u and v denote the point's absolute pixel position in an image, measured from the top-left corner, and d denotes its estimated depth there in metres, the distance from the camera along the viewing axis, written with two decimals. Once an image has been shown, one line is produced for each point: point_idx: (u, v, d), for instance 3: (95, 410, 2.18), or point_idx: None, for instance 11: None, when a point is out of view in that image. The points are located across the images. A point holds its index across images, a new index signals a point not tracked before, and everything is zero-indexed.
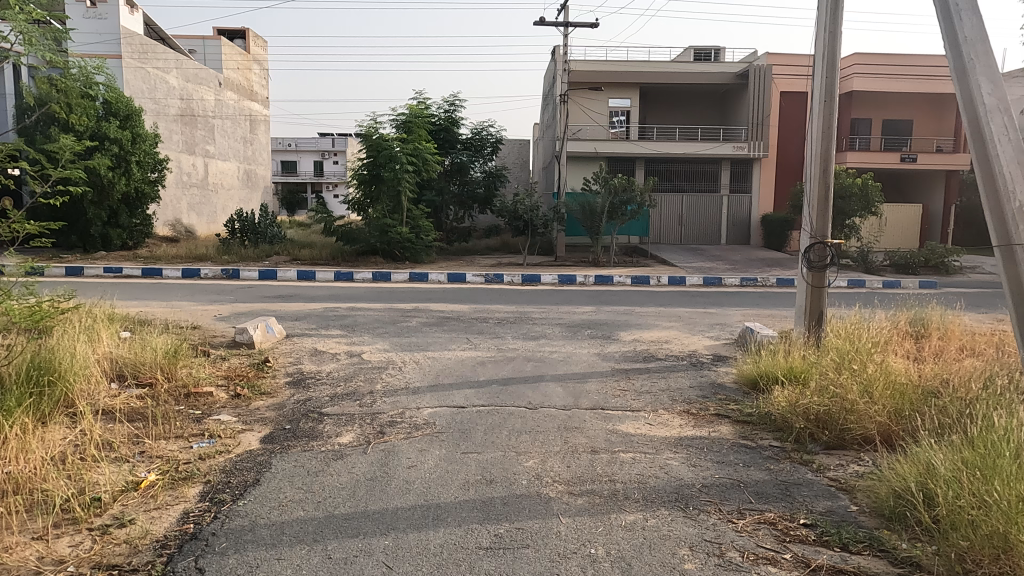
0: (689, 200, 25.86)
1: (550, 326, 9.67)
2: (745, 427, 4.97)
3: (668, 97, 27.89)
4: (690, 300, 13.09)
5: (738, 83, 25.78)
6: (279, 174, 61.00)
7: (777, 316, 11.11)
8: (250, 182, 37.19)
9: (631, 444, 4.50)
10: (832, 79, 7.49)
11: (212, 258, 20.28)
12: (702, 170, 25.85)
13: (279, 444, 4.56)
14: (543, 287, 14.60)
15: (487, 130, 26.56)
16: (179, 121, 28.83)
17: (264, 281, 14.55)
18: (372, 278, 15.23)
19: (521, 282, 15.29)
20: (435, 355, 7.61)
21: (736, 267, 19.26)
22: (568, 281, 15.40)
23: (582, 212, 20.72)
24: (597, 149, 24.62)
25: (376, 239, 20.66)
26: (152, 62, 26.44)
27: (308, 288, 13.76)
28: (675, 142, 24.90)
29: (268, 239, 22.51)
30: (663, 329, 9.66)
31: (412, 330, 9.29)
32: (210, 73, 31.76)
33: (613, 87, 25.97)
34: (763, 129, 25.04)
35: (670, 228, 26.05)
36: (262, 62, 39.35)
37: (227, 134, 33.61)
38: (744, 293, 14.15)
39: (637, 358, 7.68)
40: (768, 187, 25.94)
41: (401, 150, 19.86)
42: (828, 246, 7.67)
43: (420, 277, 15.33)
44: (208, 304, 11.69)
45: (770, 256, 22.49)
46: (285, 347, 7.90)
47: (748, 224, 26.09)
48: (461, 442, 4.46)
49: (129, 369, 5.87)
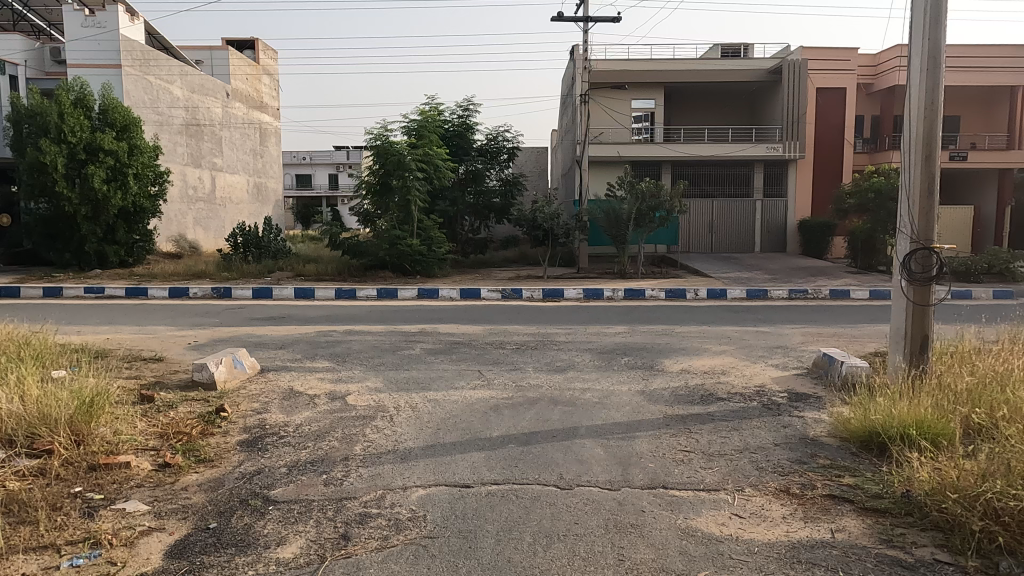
0: (721, 205, 24.16)
1: (580, 354, 8.07)
2: (881, 524, 3.36)
3: (694, 98, 26.34)
4: (736, 317, 11.44)
5: (769, 80, 24.21)
6: (294, 188, 60.26)
7: (845, 337, 9.41)
8: (261, 196, 36.24)
9: (720, 566, 2.91)
10: (937, 40, 5.86)
11: (211, 275, 19.05)
12: (734, 174, 24.16)
13: (188, 563, 3.04)
14: (566, 304, 13.04)
15: (503, 135, 25.06)
16: (184, 133, 27.76)
17: (257, 301, 13.18)
18: (377, 294, 13.76)
19: (542, 298, 13.73)
20: (438, 397, 6.06)
21: (777, 278, 17.53)
22: (594, 295, 13.80)
23: (606, 219, 19.32)
24: (620, 153, 23.19)
25: (385, 251, 19.11)
26: (154, 71, 25.38)
27: (304, 309, 12.35)
28: (704, 143, 23.32)
29: (271, 253, 21.26)
30: (714, 355, 8.06)
31: (415, 361, 7.75)
32: (217, 83, 30.84)
33: (637, 87, 24.49)
34: (797, 128, 23.42)
35: (700, 235, 24.32)
36: (273, 73, 38.47)
37: (235, 146, 32.67)
38: (795, 307, 12.49)
39: (692, 397, 6.07)
40: (805, 191, 24.22)
41: (412, 157, 18.61)
42: (936, 253, 6.00)
43: (430, 293, 13.83)
44: (185, 329, 10.27)
45: (811, 265, 20.72)
46: (253, 387, 6.40)
47: (784, 231, 24.33)
48: (460, 565, 2.91)
49: (23, 431, 4.39)
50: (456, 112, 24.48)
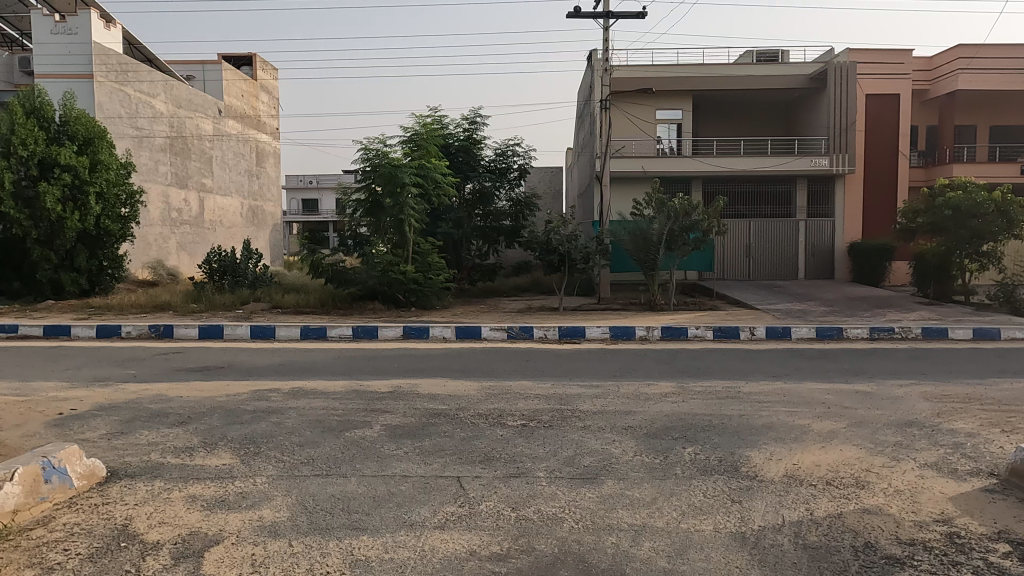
0: (759, 227, 21.43)
1: (617, 441, 5.30)
2: None
3: (725, 108, 23.75)
4: (818, 370, 8.63)
5: (812, 88, 21.56)
6: (300, 213, 58.33)
7: (993, 405, 6.61)
8: (256, 220, 34.02)
9: None
10: None
11: (175, 307, 16.58)
12: (774, 191, 21.42)
13: None
14: (590, 348, 10.28)
15: (513, 150, 22.53)
16: (168, 152, 25.62)
17: (202, 343, 10.56)
18: (352, 334, 11.07)
19: (559, 338, 10.98)
20: (371, 557, 3.31)
21: (839, 313, 14.69)
22: (623, 335, 11.01)
23: (632, 241, 16.65)
24: (646, 168, 20.59)
25: (374, 279, 16.39)
26: (133, 83, 23.37)
27: (255, 356, 9.68)
28: (740, 157, 20.68)
29: (249, 282, 18.74)
30: (825, 443, 5.27)
31: (363, 455, 5.01)
32: (208, 99, 28.83)
33: (662, 96, 21.96)
34: (846, 139, 20.70)
35: (735, 259, 21.53)
36: (272, 90, 36.52)
37: (227, 167, 30.61)
38: (887, 353, 9.68)
39: (842, 558, 3.30)
40: (855, 209, 21.43)
41: (408, 171, 16.10)
42: None
43: (419, 332, 11.12)
44: (78, 388, 7.63)
45: (871, 294, 17.87)
46: (62, 523, 3.71)
47: (831, 255, 21.53)
48: None
49: None
50: (462, 126, 22.00)
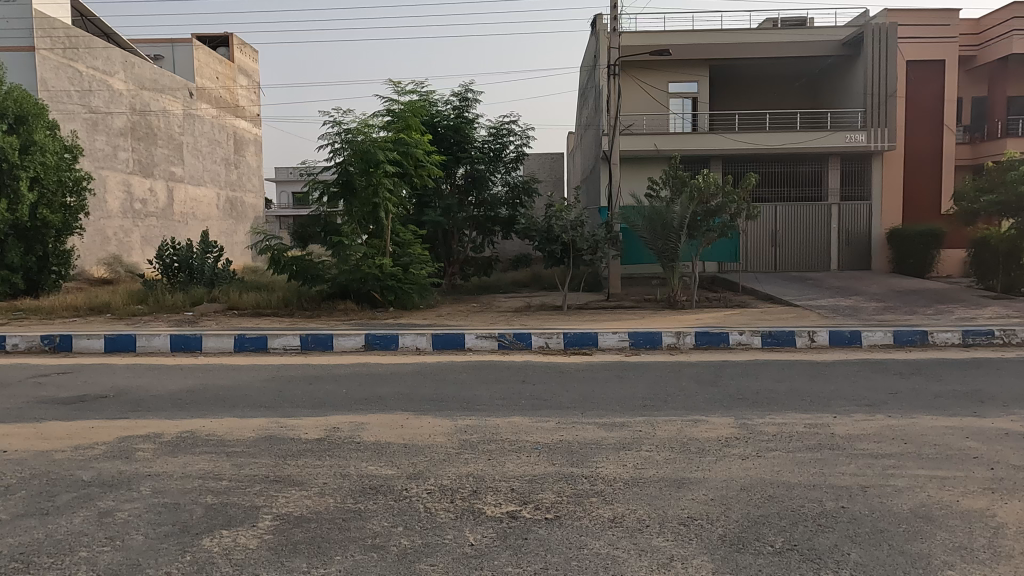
0: (786, 212, 19.02)
1: (676, 565, 2.92)
2: None
3: (745, 81, 21.32)
4: (925, 394, 6.24)
5: (845, 54, 19.14)
6: (289, 207, 55.74)
7: None
8: (235, 213, 31.63)
9: None
10: None
11: (113, 308, 14.21)
12: (803, 171, 19.00)
13: None
14: (606, 362, 7.88)
15: (508, 129, 19.67)
16: (129, 137, 23.25)
17: (104, 359, 8.18)
18: (300, 346, 8.66)
19: (564, 348, 8.57)
20: None
21: (896, 311, 12.29)
22: (646, 342, 8.61)
23: (649, 227, 14.28)
24: (658, 146, 18.19)
25: (344, 275, 14.01)
26: (85, 59, 21.01)
27: (163, 377, 7.30)
28: (765, 132, 18.24)
29: (205, 279, 16.35)
30: None
31: None
32: (177, 80, 26.39)
33: (675, 66, 19.54)
34: (886, 110, 18.26)
35: (760, 249, 19.14)
36: (250, 73, 34.03)
37: (200, 154, 28.25)
38: (1003, 365, 7.27)
39: None
40: (894, 191, 19.00)
41: (382, 147, 13.68)
42: None
43: (386, 343, 8.71)
44: None
45: (922, 287, 15.48)
46: None
47: (868, 243, 19.10)
48: None
49: None
50: (452, 103, 19.53)
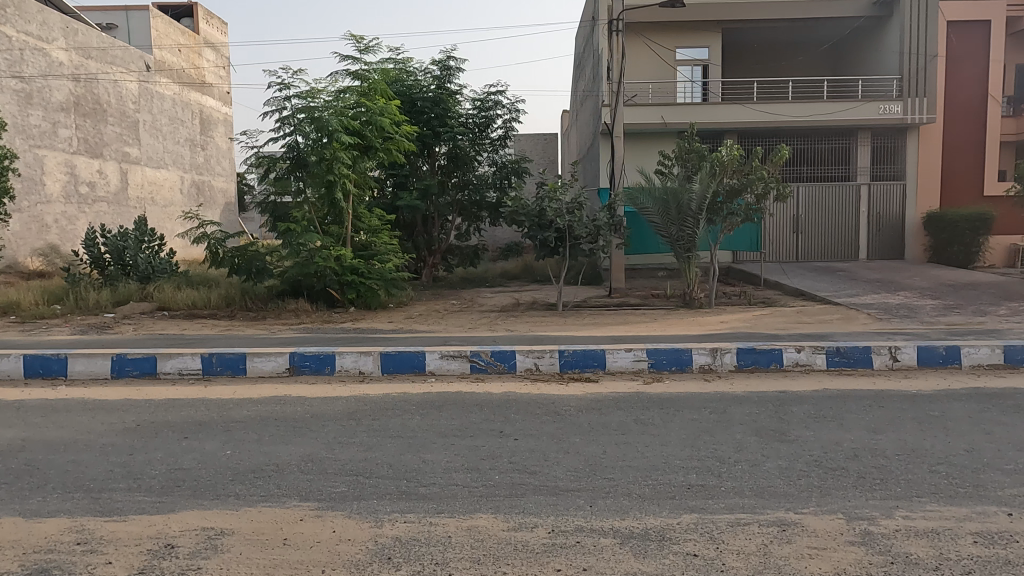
0: (810, 194, 16.79)
1: None
2: None
3: (761, 47, 19.02)
4: None
5: (876, 14, 16.83)
6: None
7: None
8: (202, 197, 29.20)
9: None
10: None
11: (20, 309, 11.91)
12: (830, 147, 16.74)
13: None
14: (618, 393, 5.67)
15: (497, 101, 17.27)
16: (72, 112, 20.78)
17: None
18: (204, 369, 6.43)
19: (560, 371, 6.35)
20: None
21: (965, 312, 10.08)
22: (670, 363, 6.39)
23: (659, 209, 12.04)
24: (666, 120, 15.96)
25: (295, 267, 11.68)
26: (12, 21, 18.49)
27: None
28: (788, 103, 15.95)
29: (141, 273, 14.03)
30: None
31: None
32: (131, 51, 23.87)
33: (681, 28, 17.23)
34: (926, 77, 15.98)
35: (780, 235, 16.95)
36: (217, 47, 31.42)
37: (160, 134, 25.79)
38: None
39: None
40: (932, 170, 16.76)
41: (340, 113, 11.25)
42: None
43: (321, 365, 6.47)
44: None
45: (976, 280, 13.32)
46: None
47: (901, 229, 16.91)
48: None
49: None
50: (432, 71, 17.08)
